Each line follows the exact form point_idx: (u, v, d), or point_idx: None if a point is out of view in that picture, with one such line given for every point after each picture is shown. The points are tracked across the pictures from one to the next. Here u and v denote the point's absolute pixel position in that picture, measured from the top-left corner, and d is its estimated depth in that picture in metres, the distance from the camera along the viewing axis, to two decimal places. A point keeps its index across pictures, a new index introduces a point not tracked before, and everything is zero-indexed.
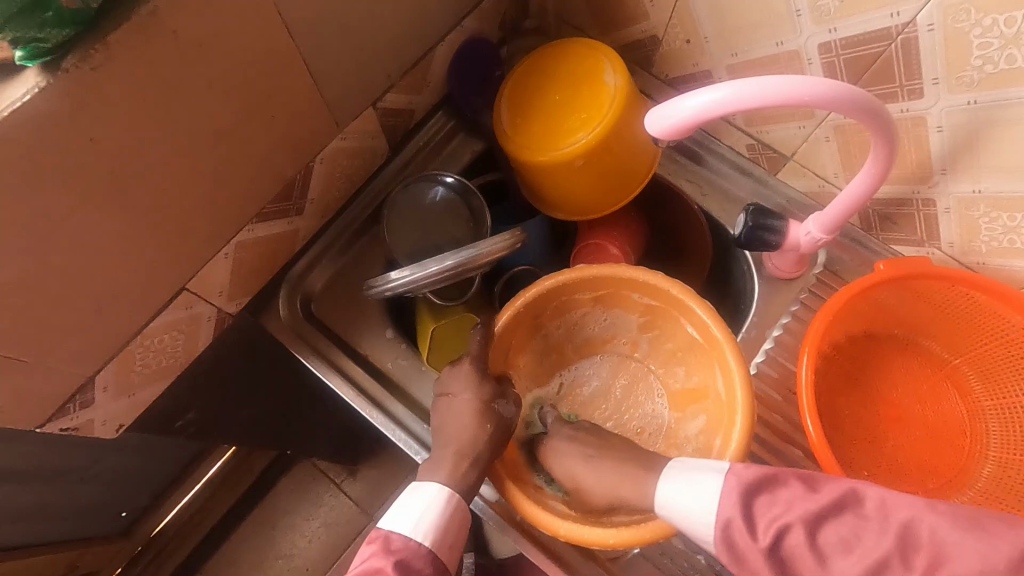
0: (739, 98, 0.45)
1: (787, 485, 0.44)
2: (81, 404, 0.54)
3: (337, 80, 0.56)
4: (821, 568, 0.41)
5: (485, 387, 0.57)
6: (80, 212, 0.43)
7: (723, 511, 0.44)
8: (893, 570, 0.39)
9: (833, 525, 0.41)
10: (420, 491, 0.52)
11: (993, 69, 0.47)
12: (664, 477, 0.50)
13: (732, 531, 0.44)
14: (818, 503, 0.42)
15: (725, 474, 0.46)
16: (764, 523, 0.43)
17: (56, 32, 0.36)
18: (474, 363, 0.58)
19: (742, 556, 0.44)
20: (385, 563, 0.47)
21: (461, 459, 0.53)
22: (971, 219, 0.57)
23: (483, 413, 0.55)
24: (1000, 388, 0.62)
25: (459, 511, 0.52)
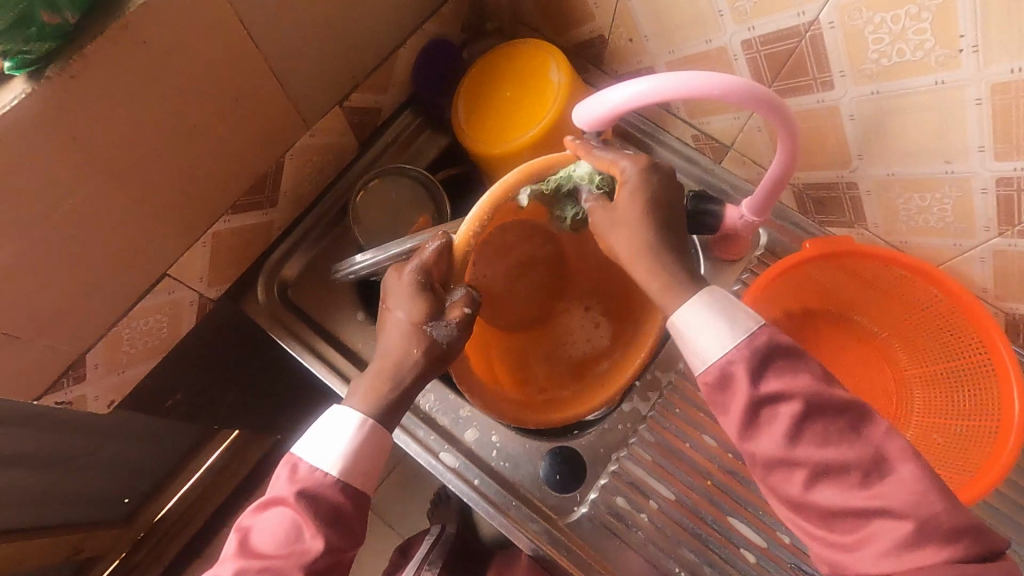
0: (659, 88, 0.49)
1: (809, 366, 0.45)
2: (73, 379, 0.60)
3: (302, 82, 0.61)
4: (787, 440, 0.43)
5: (417, 308, 0.52)
6: (66, 204, 0.49)
7: (735, 350, 0.45)
8: (843, 477, 0.42)
9: (822, 419, 0.43)
10: (336, 420, 0.50)
11: (888, 62, 0.52)
12: (699, 300, 0.47)
13: (734, 372, 0.44)
14: (828, 396, 0.44)
15: (760, 322, 0.46)
16: (770, 380, 0.44)
17: (39, 45, 0.42)
18: (412, 275, 0.52)
19: (728, 391, 0.45)
20: (287, 493, 0.48)
21: (379, 382, 0.52)
22: (890, 202, 0.61)
23: (411, 335, 0.52)
24: (921, 355, 0.68)
25: (372, 440, 0.50)
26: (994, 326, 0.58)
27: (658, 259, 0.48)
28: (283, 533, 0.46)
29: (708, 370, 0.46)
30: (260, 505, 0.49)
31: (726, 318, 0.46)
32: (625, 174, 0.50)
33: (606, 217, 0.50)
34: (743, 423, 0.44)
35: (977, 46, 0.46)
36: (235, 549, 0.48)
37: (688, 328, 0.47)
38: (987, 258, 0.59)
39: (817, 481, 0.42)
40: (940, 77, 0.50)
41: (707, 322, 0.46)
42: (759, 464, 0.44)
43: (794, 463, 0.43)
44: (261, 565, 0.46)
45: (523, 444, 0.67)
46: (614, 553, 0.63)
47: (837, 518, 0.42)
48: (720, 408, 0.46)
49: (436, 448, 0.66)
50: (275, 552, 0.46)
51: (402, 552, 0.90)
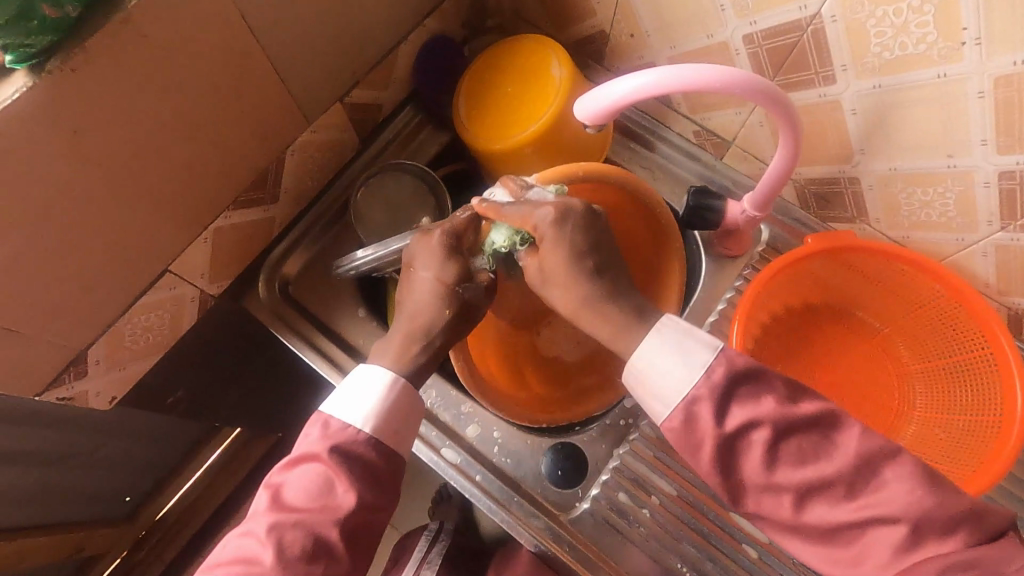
0: (662, 81, 0.49)
1: (770, 387, 0.45)
2: (75, 375, 0.60)
3: (303, 77, 0.60)
4: (766, 468, 0.43)
5: (448, 268, 0.55)
6: (67, 198, 0.49)
7: (696, 389, 0.45)
8: (830, 492, 0.42)
9: (794, 438, 0.43)
10: (367, 378, 0.51)
11: (890, 56, 0.51)
12: (648, 344, 0.48)
13: (698, 411, 0.44)
14: (793, 415, 0.43)
15: (715, 350, 0.46)
16: (734, 413, 0.44)
17: (41, 38, 0.42)
18: (443, 238, 0.55)
19: (696, 432, 0.45)
20: (320, 448, 0.47)
21: (409, 342, 0.54)
22: (892, 196, 0.61)
23: (442, 295, 0.55)
24: (924, 351, 0.67)
25: (405, 396, 0.51)
26: (997, 320, 0.58)
27: (597, 309, 0.51)
28: (316, 488, 0.46)
29: (673, 415, 0.45)
30: (290, 462, 0.48)
31: (678, 354, 0.46)
32: (539, 229, 0.52)
33: (537, 273, 0.54)
34: (717, 461, 0.44)
35: (980, 39, 0.46)
36: (266, 504, 0.47)
37: (646, 374, 0.47)
38: (990, 253, 0.59)
39: (806, 499, 0.42)
40: (942, 70, 0.50)
41: (663, 365, 0.47)
42: (746, 492, 0.44)
43: (778, 488, 0.43)
44: (295, 518, 0.45)
45: (525, 441, 0.67)
46: (615, 548, 0.63)
47: (837, 533, 0.42)
48: (691, 454, 0.45)
49: (438, 444, 0.66)
50: (308, 505, 0.46)
51: (400, 551, 0.90)
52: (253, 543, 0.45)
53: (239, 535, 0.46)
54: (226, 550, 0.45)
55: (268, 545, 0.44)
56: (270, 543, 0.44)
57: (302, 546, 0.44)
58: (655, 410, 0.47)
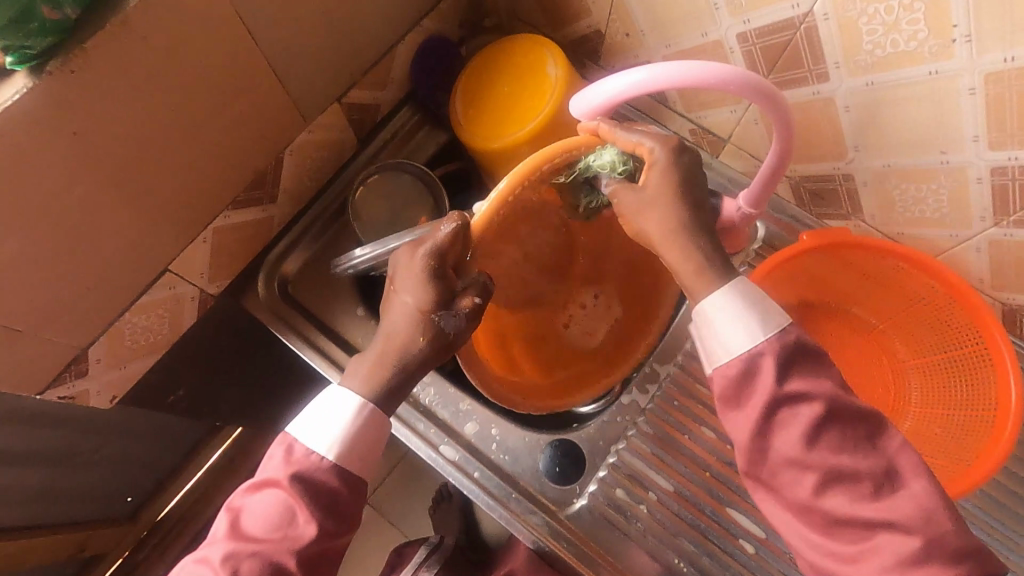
0: (654, 78, 0.49)
1: (827, 372, 0.45)
2: (76, 374, 0.61)
3: (301, 78, 0.61)
4: (805, 442, 0.43)
5: (427, 295, 0.50)
6: (67, 199, 0.49)
7: (765, 345, 0.45)
8: (855, 486, 0.42)
9: (838, 427, 0.43)
10: (335, 402, 0.50)
11: (882, 53, 0.52)
12: (724, 293, 0.46)
13: (761, 363, 0.44)
14: (845, 402, 0.44)
15: (784, 324, 0.46)
16: (797, 380, 0.44)
17: (39, 40, 0.42)
18: (425, 261, 0.50)
19: (751, 384, 0.44)
20: (281, 477, 0.48)
21: (379, 366, 0.51)
22: (886, 192, 0.61)
23: (417, 323, 0.50)
24: (919, 347, 0.68)
25: (371, 425, 0.50)
26: (992, 317, 0.58)
27: (680, 244, 0.47)
28: (273, 517, 0.47)
29: (731, 361, 0.45)
30: (252, 485, 0.49)
31: (751, 312, 0.45)
32: (652, 155, 0.48)
33: (634, 201, 0.49)
34: (760, 419, 0.43)
35: (970, 36, 0.47)
36: (225, 530, 0.48)
37: (720, 321, 0.46)
38: (983, 248, 0.59)
39: (828, 486, 0.42)
40: (933, 67, 0.50)
41: (734, 316, 0.45)
42: (768, 464, 0.44)
43: (806, 466, 0.43)
44: (253, 549, 0.46)
45: (523, 438, 0.68)
46: (615, 543, 0.64)
47: (842, 527, 0.42)
48: (733, 406, 0.45)
49: (435, 440, 0.66)
50: (266, 536, 0.47)
51: (398, 557, 0.90)
52: (208, 570, 0.46)
53: (200, 558, 0.47)
54: (185, 572, 0.47)
55: (222, 574, 0.45)
56: (224, 573, 0.45)
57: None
58: (715, 352, 0.46)
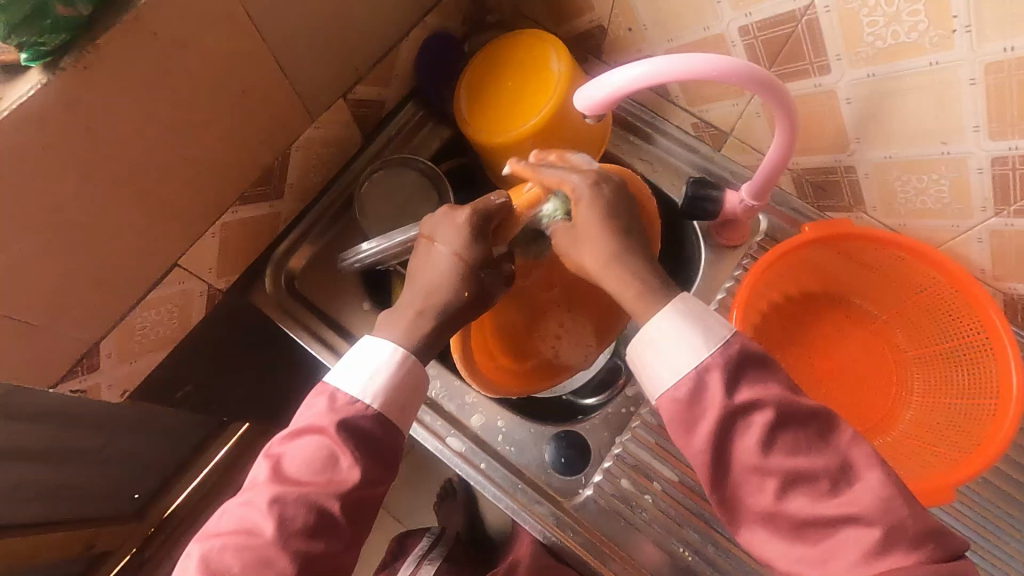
0: (659, 71, 0.50)
1: (776, 377, 0.46)
2: (87, 368, 0.61)
3: (308, 74, 0.62)
4: (761, 449, 0.43)
5: (472, 248, 0.52)
6: (79, 194, 0.50)
7: (711, 357, 0.45)
8: (814, 484, 0.43)
9: (793, 429, 0.44)
10: (376, 351, 0.50)
11: (883, 45, 0.52)
12: (664, 315, 0.46)
13: (707, 380, 0.44)
14: (799, 405, 0.44)
15: (733, 332, 0.46)
16: (744, 390, 0.44)
17: (54, 37, 0.43)
18: (471, 216, 0.52)
19: (703, 400, 0.44)
20: (327, 421, 0.48)
21: (421, 319, 0.51)
22: (888, 183, 0.62)
23: (459, 274, 0.51)
24: (922, 337, 0.68)
25: (414, 373, 0.51)
26: (993, 305, 0.59)
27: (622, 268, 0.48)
28: (318, 461, 0.47)
29: (681, 383, 0.45)
30: (291, 434, 0.49)
31: (697, 329, 0.46)
32: (575, 192, 0.51)
33: (568, 236, 0.51)
34: (714, 433, 0.44)
35: (970, 26, 0.47)
36: (266, 476, 0.48)
37: (663, 342, 0.46)
38: (985, 239, 0.59)
39: (789, 488, 0.43)
40: (934, 58, 0.51)
41: (677, 333, 0.46)
42: (730, 475, 0.44)
43: (767, 471, 0.43)
44: (295, 493, 0.46)
45: (528, 429, 0.68)
46: (622, 534, 0.64)
47: (808, 528, 0.42)
48: (688, 424, 0.45)
49: (443, 432, 0.67)
50: (310, 479, 0.47)
51: (399, 548, 0.92)
52: (253, 515, 0.46)
53: (243, 503, 0.47)
54: (229, 517, 0.47)
55: (267, 518, 0.45)
56: (270, 517, 0.45)
57: (303, 522, 0.45)
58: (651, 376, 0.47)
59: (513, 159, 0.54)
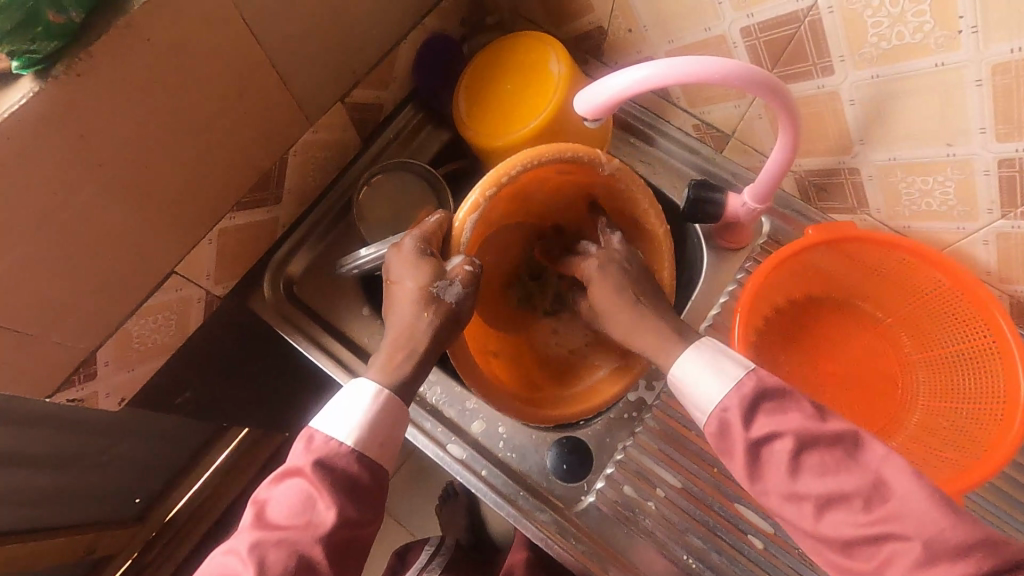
0: (657, 74, 0.49)
1: (798, 404, 0.47)
2: (84, 376, 0.61)
3: (305, 78, 0.61)
4: (789, 476, 0.45)
5: (422, 271, 0.54)
6: (74, 203, 0.49)
7: (728, 398, 0.49)
8: (849, 506, 0.43)
9: (818, 450, 0.45)
10: (354, 394, 0.52)
11: (887, 46, 0.52)
12: (687, 360, 0.52)
13: (729, 417, 0.48)
14: (819, 429, 0.45)
15: (748, 369, 0.49)
16: (761, 423, 0.47)
17: (45, 44, 0.42)
18: (413, 244, 0.56)
19: (727, 437, 0.48)
20: (304, 463, 0.48)
21: (394, 350, 0.55)
22: (892, 186, 0.61)
23: (420, 299, 0.54)
24: (928, 341, 0.67)
25: (390, 411, 0.52)
26: (997, 307, 0.58)
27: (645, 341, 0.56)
28: (299, 504, 0.47)
29: (708, 420, 0.49)
30: (277, 477, 0.49)
31: (715, 370, 0.50)
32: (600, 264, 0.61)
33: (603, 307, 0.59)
34: (746, 467, 0.47)
35: (976, 27, 0.47)
36: (249, 521, 0.47)
37: (688, 380, 0.51)
38: (990, 241, 0.59)
39: (824, 510, 0.44)
40: (939, 59, 0.50)
41: (701, 370, 0.51)
42: (772, 502, 0.46)
43: (800, 497, 0.45)
44: (278, 536, 0.46)
45: (529, 435, 0.68)
46: (625, 542, 0.64)
47: (854, 546, 0.43)
48: (726, 461, 0.49)
49: (444, 439, 0.66)
50: (291, 523, 0.46)
51: (400, 562, 0.91)
52: (234, 562, 0.45)
53: (223, 552, 0.46)
54: (209, 567, 0.46)
55: (248, 565, 0.44)
56: (250, 563, 0.44)
57: (283, 566, 0.44)
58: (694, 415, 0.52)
59: (477, 191, 0.54)
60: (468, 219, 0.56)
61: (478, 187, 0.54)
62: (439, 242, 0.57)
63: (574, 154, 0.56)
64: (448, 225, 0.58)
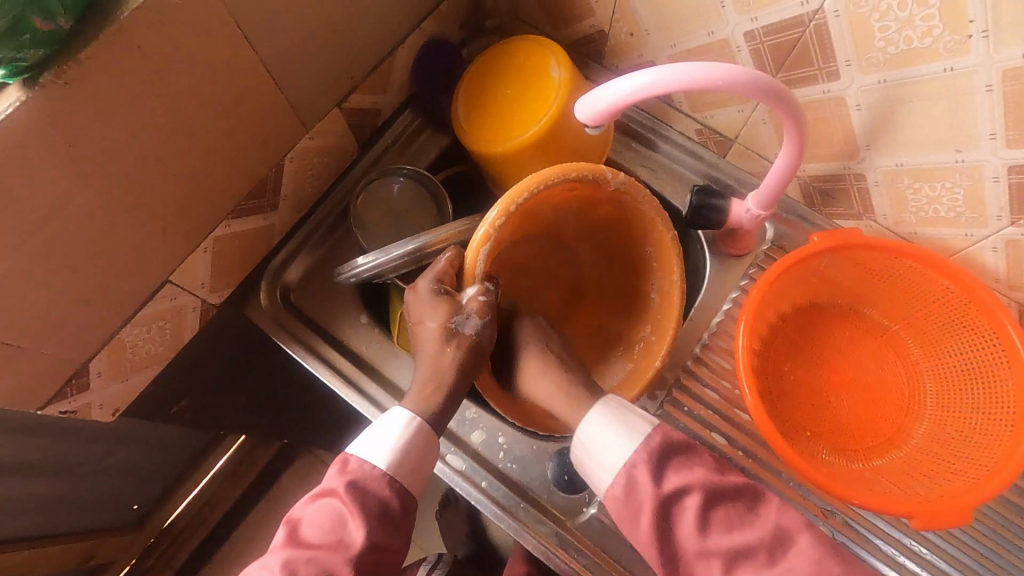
0: (661, 80, 0.48)
1: (700, 459, 0.52)
2: (77, 389, 0.60)
3: (300, 84, 0.60)
4: (698, 532, 0.48)
5: (442, 311, 0.55)
6: (64, 213, 0.48)
7: (636, 454, 0.51)
8: (753, 559, 0.47)
9: (721, 504, 0.49)
10: (388, 419, 0.53)
11: (894, 50, 0.51)
12: (591, 417, 0.55)
13: (637, 474, 0.51)
14: (722, 482, 0.50)
15: (652, 424, 0.53)
16: (670, 479, 0.50)
17: (33, 52, 0.41)
18: (430, 286, 0.56)
19: (637, 496, 0.51)
20: (338, 484, 0.49)
21: (426, 383, 0.56)
22: (899, 192, 0.60)
23: (445, 337, 0.56)
24: (936, 350, 0.66)
25: (424, 436, 0.53)
26: (1006, 316, 0.57)
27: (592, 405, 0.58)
28: (330, 524, 0.47)
29: (615, 481, 0.52)
30: (308, 496, 0.50)
31: (623, 426, 0.53)
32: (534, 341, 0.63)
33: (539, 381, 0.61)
34: (655, 526, 0.49)
35: (987, 31, 0.45)
36: (282, 540, 0.48)
37: (590, 440, 0.54)
38: (999, 248, 0.58)
39: (732, 566, 0.47)
40: (948, 64, 0.49)
41: (608, 429, 0.53)
42: (679, 561, 0.49)
43: (710, 553, 0.48)
44: (310, 554, 0.46)
45: (529, 445, 0.67)
46: (627, 555, 0.62)
47: None
48: (632, 523, 0.51)
49: (442, 450, 0.65)
50: (323, 541, 0.47)
51: None
52: None
53: (256, 570, 0.47)
54: None
55: None
56: None
57: None
58: (596, 476, 0.54)
59: (488, 222, 0.53)
60: (480, 252, 0.55)
61: (490, 214, 0.53)
62: (453, 279, 0.57)
63: (579, 174, 0.55)
64: (460, 262, 0.58)
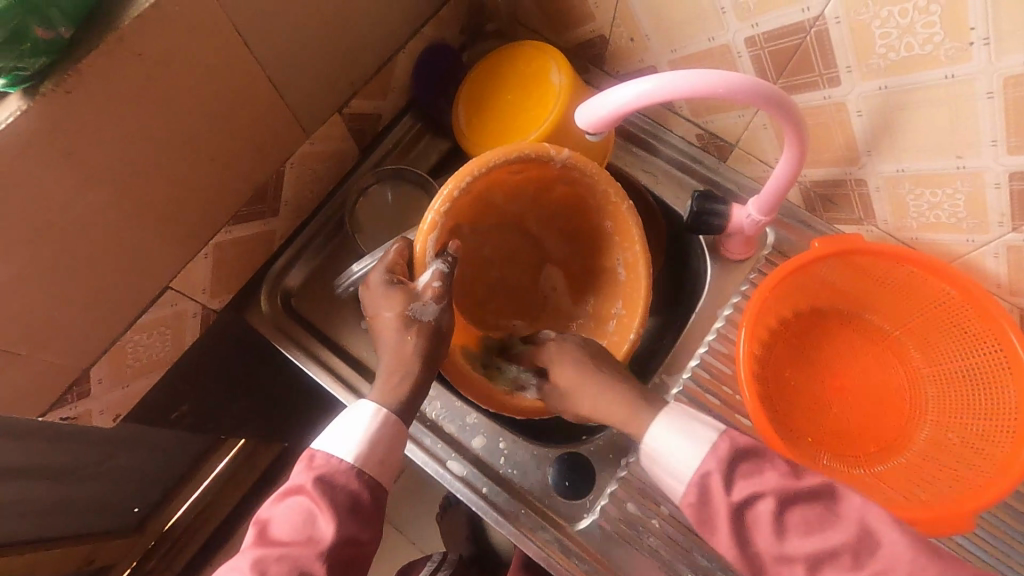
0: (662, 87, 0.48)
1: (774, 462, 0.46)
2: (77, 396, 0.60)
3: (301, 89, 0.60)
4: (776, 537, 0.43)
5: (394, 300, 0.55)
6: (64, 220, 0.48)
7: (706, 461, 0.46)
8: (839, 563, 0.41)
9: (800, 508, 0.43)
10: (352, 413, 0.52)
11: (896, 57, 0.51)
12: (654, 426, 0.51)
13: (709, 482, 0.46)
14: (799, 485, 0.44)
15: (719, 431, 0.48)
16: (741, 485, 0.45)
17: (33, 61, 0.41)
18: (381, 277, 0.56)
19: (709, 502, 0.46)
20: (305, 480, 0.48)
21: (391, 376, 0.55)
22: (900, 197, 0.60)
23: (400, 326, 0.55)
24: (937, 356, 0.66)
25: (390, 428, 0.52)
26: (1007, 321, 0.57)
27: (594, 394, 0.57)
28: (297, 519, 0.46)
29: (687, 489, 0.47)
30: (275, 496, 0.48)
31: (688, 431, 0.49)
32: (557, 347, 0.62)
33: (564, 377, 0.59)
34: (733, 536, 0.44)
35: (988, 39, 0.45)
36: (250, 541, 0.46)
37: (659, 450, 0.50)
38: (1001, 253, 0.57)
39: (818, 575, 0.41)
40: (950, 71, 0.49)
41: (675, 436, 0.49)
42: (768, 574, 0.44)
43: (791, 560, 0.42)
44: (279, 552, 0.44)
45: (531, 451, 0.67)
46: (628, 561, 0.62)
47: None
48: (710, 535, 0.46)
49: (443, 455, 0.65)
50: (293, 538, 0.45)
51: None
52: None
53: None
54: None
55: None
56: None
57: None
58: (673, 490, 0.49)
59: (431, 210, 0.57)
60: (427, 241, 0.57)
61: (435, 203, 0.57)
62: (404, 268, 0.58)
63: (519, 153, 0.58)
64: (409, 250, 0.59)
